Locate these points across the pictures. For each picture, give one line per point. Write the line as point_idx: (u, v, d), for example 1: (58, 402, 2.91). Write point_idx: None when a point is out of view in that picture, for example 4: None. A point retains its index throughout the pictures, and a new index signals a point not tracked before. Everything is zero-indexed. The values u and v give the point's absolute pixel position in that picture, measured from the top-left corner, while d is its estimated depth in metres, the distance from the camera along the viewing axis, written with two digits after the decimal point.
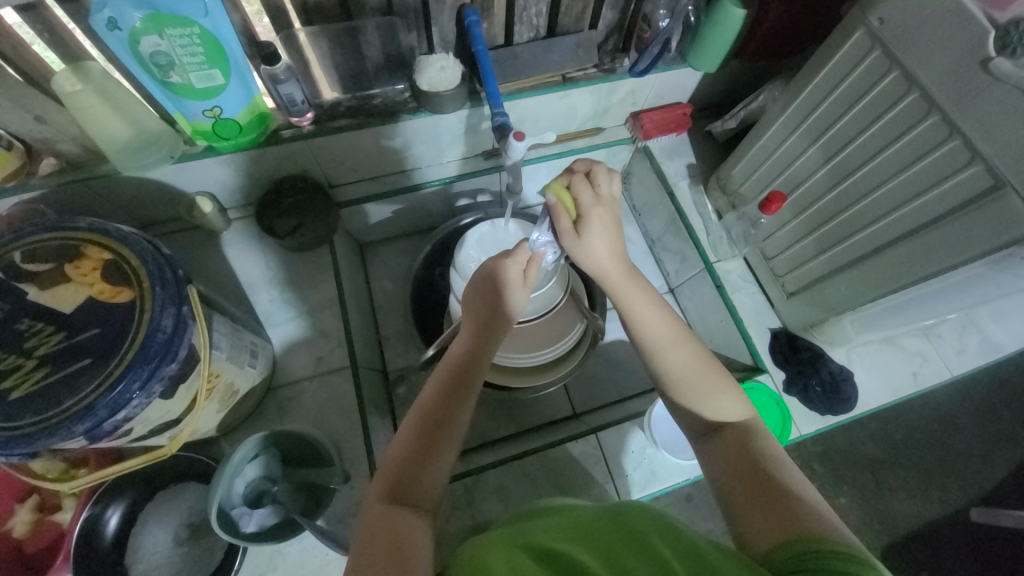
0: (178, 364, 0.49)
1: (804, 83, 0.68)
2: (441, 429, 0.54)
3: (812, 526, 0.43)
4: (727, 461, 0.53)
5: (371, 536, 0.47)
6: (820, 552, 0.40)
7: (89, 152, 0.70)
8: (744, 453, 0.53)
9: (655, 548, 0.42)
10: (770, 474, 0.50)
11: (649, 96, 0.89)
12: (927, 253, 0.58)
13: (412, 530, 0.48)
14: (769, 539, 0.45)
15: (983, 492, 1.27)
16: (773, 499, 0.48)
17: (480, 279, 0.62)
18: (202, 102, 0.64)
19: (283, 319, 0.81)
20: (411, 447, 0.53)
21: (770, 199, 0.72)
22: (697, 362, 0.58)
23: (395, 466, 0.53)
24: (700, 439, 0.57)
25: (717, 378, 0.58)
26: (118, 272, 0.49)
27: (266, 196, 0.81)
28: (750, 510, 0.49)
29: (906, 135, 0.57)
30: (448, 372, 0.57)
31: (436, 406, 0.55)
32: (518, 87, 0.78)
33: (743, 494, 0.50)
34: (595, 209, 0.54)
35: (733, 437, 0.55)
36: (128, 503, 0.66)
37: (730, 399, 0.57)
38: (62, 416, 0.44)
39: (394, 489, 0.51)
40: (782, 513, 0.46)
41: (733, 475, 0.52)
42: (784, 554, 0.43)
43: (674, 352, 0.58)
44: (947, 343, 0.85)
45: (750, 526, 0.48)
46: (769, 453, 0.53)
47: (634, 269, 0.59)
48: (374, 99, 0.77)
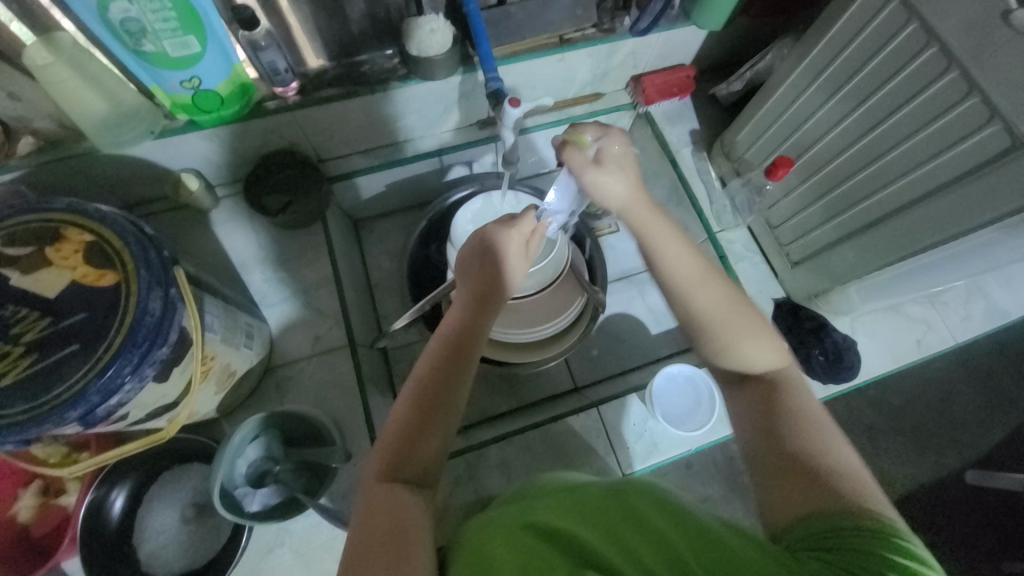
0: (169, 348, 0.48)
1: (815, 39, 0.64)
2: (441, 405, 0.53)
3: (849, 500, 0.43)
4: (753, 416, 0.54)
5: (373, 511, 0.47)
6: (850, 533, 0.41)
7: (66, 130, 0.67)
8: (774, 417, 0.52)
9: (660, 530, 0.42)
10: (793, 440, 0.50)
11: (650, 58, 0.85)
12: (938, 218, 0.56)
13: (411, 509, 0.48)
14: (794, 512, 0.45)
15: (977, 455, 1.29)
16: (804, 466, 0.47)
17: (477, 248, 0.60)
18: (179, 72, 0.61)
19: (278, 299, 0.80)
20: (408, 422, 0.53)
21: (776, 164, 0.70)
22: (728, 300, 0.57)
23: (393, 443, 0.52)
24: (731, 386, 0.58)
25: (752, 322, 0.57)
26: (101, 255, 0.47)
27: (252, 172, 0.79)
28: (772, 481, 0.48)
29: (922, 94, 0.55)
30: (446, 345, 0.56)
31: (434, 380, 0.54)
32: (512, 50, 0.75)
33: (766, 460, 0.50)
34: (604, 139, 0.57)
35: (763, 388, 0.55)
36: (132, 485, 0.66)
37: (764, 346, 0.57)
38: (54, 402, 0.43)
39: (394, 466, 0.51)
40: (803, 488, 0.46)
41: (757, 441, 0.52)
42: (810, 532, 0.43)
43: (703, 289, 0.57)
44: (952, 309, 0.84)
45: (772, 498, 0.48)
46: (796, 408, 0.53)
47: (658, 210, 0.59)
48: (363, 66, 0.73)
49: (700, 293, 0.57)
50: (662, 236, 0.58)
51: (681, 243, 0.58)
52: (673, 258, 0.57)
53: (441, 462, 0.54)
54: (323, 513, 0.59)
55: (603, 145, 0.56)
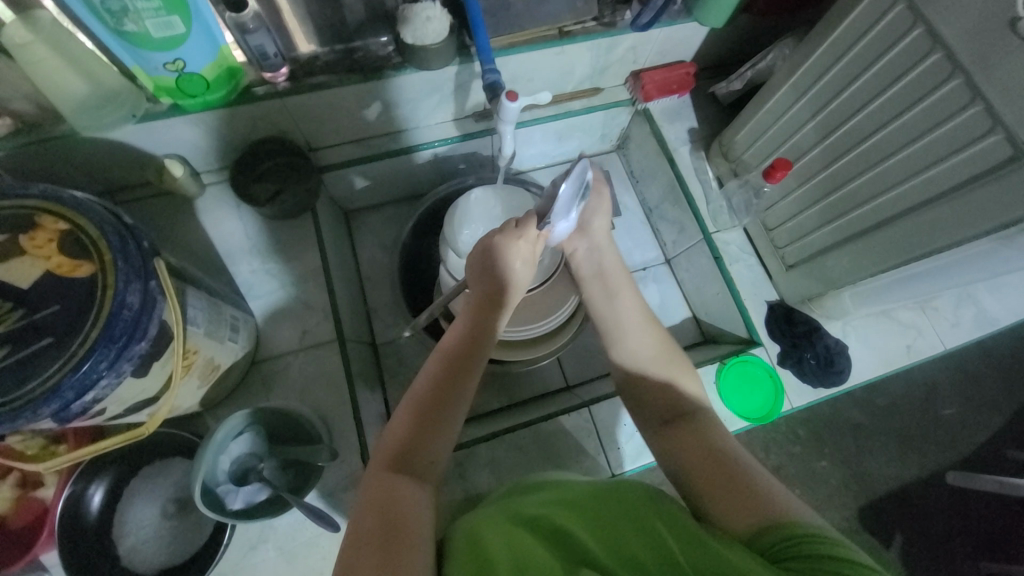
0: (148, 342, 0.46)
1: (819, 40, 0.63)
2: (444, 406, 0.53)
3: (774, 508, 0.44)
4: (687, 450, 0.53)
5: (372, 506, 0.46)
6: (810, 539, 0.40)
7: (44, 111, 0.64)
8: (706, 449, 0.52)
9: (655, 531, 0.42)
10: (732, 463, 0.50)
11: (650, 54, 0.83)
12: (935, 226, 0.56)
13: (412, 500, 0.47)
14: (748, 524, 0.44)
15: (957, 456, 1.31)
16: (732, 477, 0.48)
17: (480, 255, 0.58)
18: (163, 54, 0.58)
19: (265, 290, 0.78)
20: (411, 423, 0.52)
21: (774, 166, 0.69)
22: (660, 343, 0.61)
23: (396, 442, 0.51)
24: (661, 428, 0.57)
25: (677, 363, 0.61)
26: (76, 244, 0.46)
27: (241, 159, 0.77)
28: (723, 499, 0.47)
29: (925, 101, 0.54)
30: (450, 354, 0.55)
31: (438, 382, 0.54)
32: (511, 41, 0.73)
33: (699, 483, 0.50)
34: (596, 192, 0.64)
35: (693, 424, 0.55)
36: (111, 480, 0.64)
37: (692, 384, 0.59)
38: (26, 397, 0.41)
39: (397, 464, 0.50)
40: (729, 496, 0.47)
41: (699, 465, 0.51)
42: (770, 540, 0.41)
43: (640, 335, 0.61)
44: (943, 315, 0.85)
45: (724, 513, 0.46)
46: (724, 440, 0.53)
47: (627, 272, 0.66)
48: (356, 52, 0.70)
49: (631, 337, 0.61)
50: (623, 294, 0.64)
51: (634, 297, 0.64)
52: (625, 306, 0.63)
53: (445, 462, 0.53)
54: (307, 511, 0.57)
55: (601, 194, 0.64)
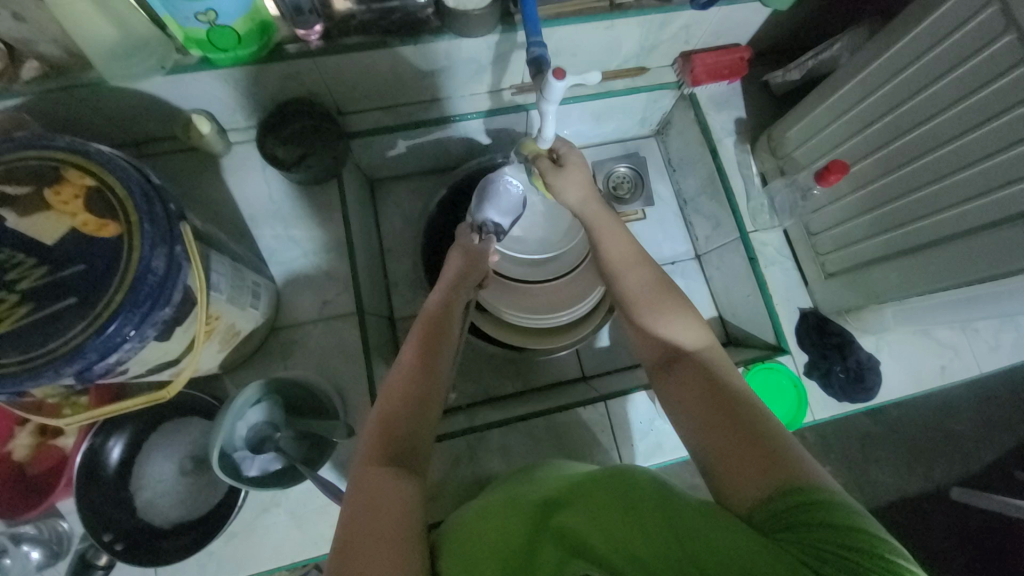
0: (172, 308, 0.45)
1: (898, 34, 0.57)
2: (423, 373, 0.52)
3: (790, 474, 0.40)
4: (686, 390, 0.49)
5: (359, 494, 0.43)
6: (818, 509, 0.37)
7: (72, 56, 0.62)
8: (710, 388, 0.48)
9: (654, 522, 0.39)
10: (737, 403, 0.46)
11: (705, 34, 0.78)
12: (998, 250, 0.52)
13: (401, 491, 0.43)
14: (754, 494, 0.41)
15: (967, 473, 1.29)
16: (744, 435, 0.43)
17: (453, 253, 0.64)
18: (195, 4, 0.55)
19: (287, 256, 0.77)
20: (394, 402, 0.50)
21: (829, 168, 0.65)
22: (656, 282, 0.56)
23: (380, 425, 0.49)
24: (658, 373, 0.52)
25: (673, 301, 0.55)
26: (103, 202, 0.44)
27: (267, 119, 0.74)
28: (727, 462, 0.43)
29: (1007, 114, 0.49)
30: (423, 327, 0.56)
31: (419, 361, 0.53)
32: (558, 11, 0.68)
33: (711, 438, 0.45)
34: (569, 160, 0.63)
35: (695, 364, 0.50)
36: (130, 434, 0.65)
37: (681, 318, 0.54)
38: (49, 357, 0.41)
39: (385, 450, 0.47)
40: (743, 462, 0.42)
41: (699, 415, 0.47)
42: (775, 511, 0.39)
43: (630, 273, 0.57)
44: (983, 337, 0.81)
45: (729, 481, 0.43)
46: (726, 377, 0.49)
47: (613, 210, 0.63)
48: (393, 13, 0.66)
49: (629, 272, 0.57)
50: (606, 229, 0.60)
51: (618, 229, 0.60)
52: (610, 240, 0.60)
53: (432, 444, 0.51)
54: (321, 487, 0.58)
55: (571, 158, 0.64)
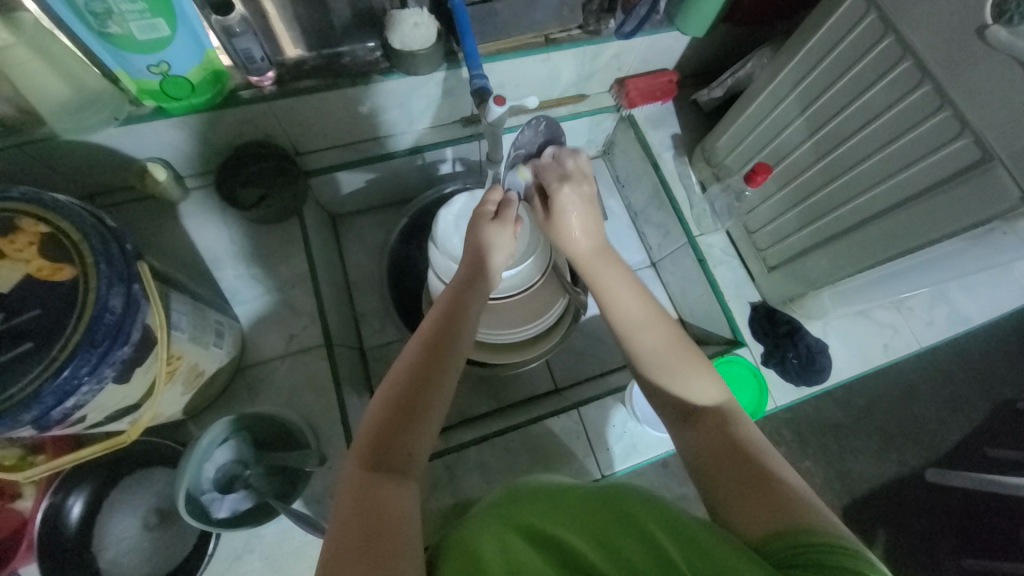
0: (131, 347, 0.45)
1: (795, 49, 0.65)
2: (425, 391, 0.52)
3: (806, 516, 0.42)
4: (702, 441, 0.52)
5: (358, 503, 0.45)
6: (819, 548, 0.38)
7: (24, 114, 0.63)
8: (725, 442, 0.51)
9: (650, 533, 0.41)
10: (758, 462, 0.48)
11: (634, 61, 0.85)
12: (910, 226, 0.58)
13: (399, 498, 0.46)
14: (761, 530, 0.43)
15: (933, 453, 1.35)
16: (761, 486, 0.46)
17: (472, 242, 0.61)
18: (147, 56, 0.58)
19: (250, 296, 0.77)
20: (390, 411, 0.51)
21: (756, 169, 0.71)
22: (673, 340, 0.58)
23: (374, 434, 0.50)
24: (675, 422, 0.55)
25: (690, 357, 0.57)
26: (57, 247, 0.45)
27: (225, 163, 0.76)
28: (738, 501, 0.46)
29: (896, 107, 0.56)
30: (430, 336, 0.55)
31: (419, 369, 0.53)
32: (497, 48, 0.75)
33: (730, 483, 0.48)
34: (562, 189, 0.60)
35: (714, 421, 0.53)
36: (90, 491, 0.62)
37: (700, 379, 0.56)
38: (2, 406, 0.40)
39: (378, 456, 0.49)
40: (757, 506, 0.45)
41: (720, 462, 0.50)
42: (783, 544, 0.40)
43: (649, 330, 0.59)
44: (917, 315, 0.87)
45: (739, 518, 0.45)
46: (743, 437, 0.51)
47: (608, 253, 0.62)
48: (343, 57, 0.71)
49: (646, 331, 0.58)
50: (612, 280, 0.60)
51: (627, 284, 0.60)
52: (621, 301, 0.60)
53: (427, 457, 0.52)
54: (295, 519, 0.56)
55: (561, 191, 0.60)
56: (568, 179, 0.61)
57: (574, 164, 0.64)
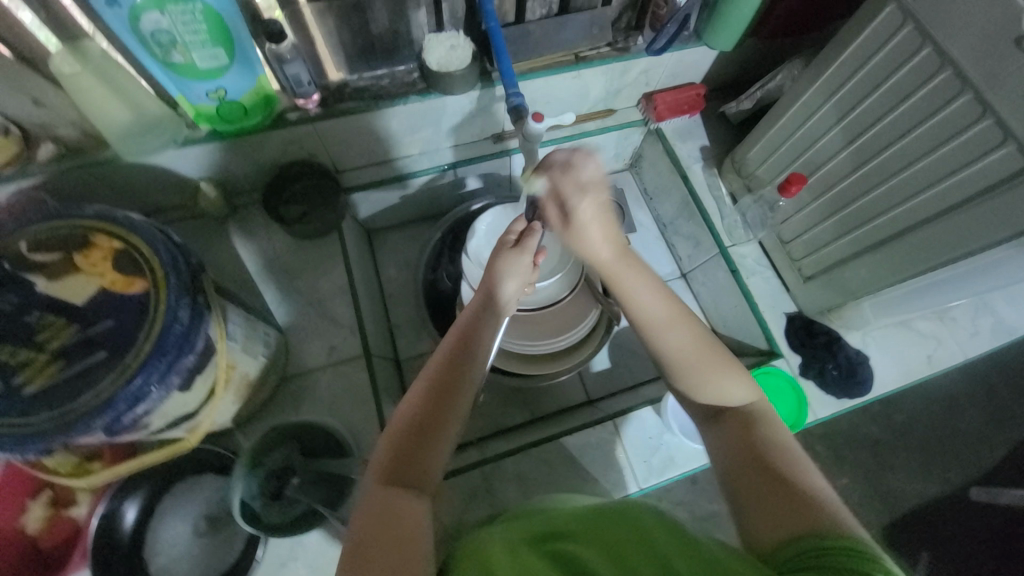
0: (195, 355, 0.48)
1: (829, 60, 0.66)
2: (438, 412, 0.53)
3: (820, 520, 0.42)
4: (730, 445, 0.52)
5: (374, 514, 0.47)
6: (832, 552, 0.39)
7: (89, 137, 0.68)
8: (749, 448, 0.51)
9: (658, 544, 0.41)
10: (775, 466, 0.48)
11: (662, 76, 0.87)
12: (954, 234, 0.57)
13: (414, 512, 0.48)
14: (775, 537, 0.44)
15: (979, 472, 1.29)
16: (776, 489, 0.46)
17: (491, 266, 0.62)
18: (206, 83, 0.63)
19: (292, 309, 0.79)
20: (408, 426, 0.52)
21: (790, 180, 0.71)
22: (699, 342, 0.58)
23: (392, 448, 0.52)
24: (707, 423, 0.56)
25: (717, 358, 0.57)
26: (129, 262, 0.47)
27: (272, 181, 0.80)
28: (755, 508, 0.47)
29: (936, 115, 0.56)
30: (445, 358, 0.57)
31: (435, 387, 0.54)
32: (529, 66, 0.77)
33: (745, 488, 0.48)
34: (579, 201, 0.57)
35: (739, 421, 0.54)
36: (143, 498, 0.65)
37: (735, 380, 0.56)
38: (79, 411, 0.43)
39: (394, 471, 0.50)
40: (772, 509, 0.45)
41: (735, 464, 0.51)
42: (794, 551, 0.41)
43: (673, 333, 0.58)
44: (961, 325, 0.85)
45: (756, 527, 0.46)
46: (771, 440, 0.51)
47: (629, 251, 0.61)
48: (382, 80, 0.75)
49: (675, 330, 0.58)
50: (635, 282, 0.60)
51: (649, 285, 0.60)
52: (645, 300, 0.60)
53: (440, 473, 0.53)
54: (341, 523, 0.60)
55: (577, 209, 0.57)
56: (589, 190, 0.56)
57: (589, 172, 0.57)
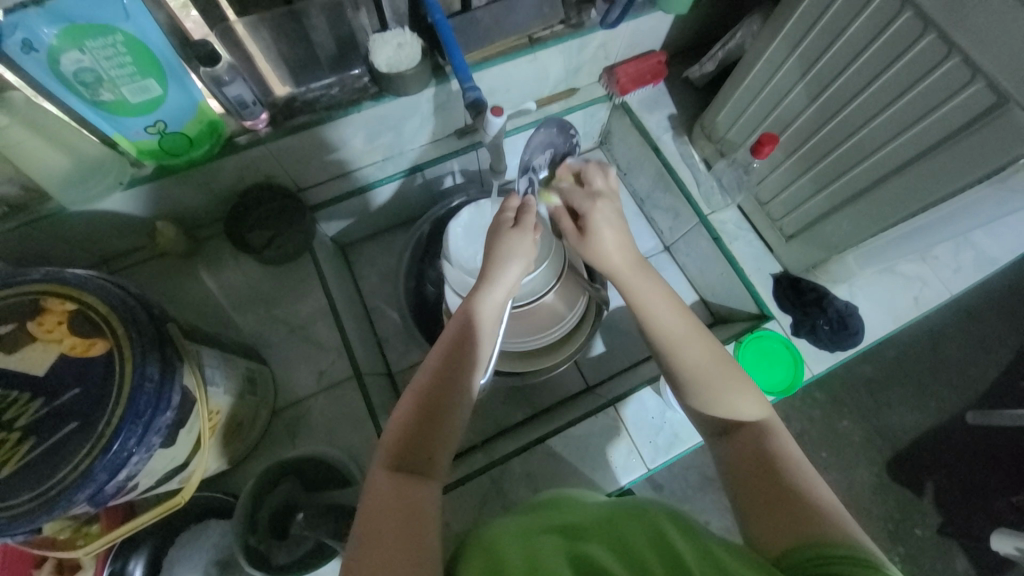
0: (172, 412, 0.46)
1: (786, 14, 0.64)
2: (442, 402, 0.52)
3: (825, 526, 0.43)
4: (739, 457, 0.52)
5: (382, 504, 0.47)
6: (839, 561, 0.40)
7: (29, 191, 0.63)
8: (758, 458, 0.51)
9: (673, 543, 0.41)
10: (778, 473, 0.49)
11: (620, 49, 0.84)
12: (931, 178, 0.57)
13: (424, 501, 0.48)
14: (780, 542, 0.44)
15: (974, 396, 1.32)
16: (780, 494, 0.47)
17: (492, 238, 0.60)
18: (143, 118, 0.59)
19: (276, 337, 0.77)
20: (413, 417, 0.51)
21: (762, 141, 0.69)
22: (713, 355, 0.57)
23: (397, 437, 0.51)
24: (717, 437, 0.56)
25: (733, 373, 0.56)
26: (87, 323, 0.45)
27: (233, 210, 0.76)
28: (756, 511, 0.48)
29: (901, 60, 0.55)
30: (446, 344, 0.54)
31: (439, 374, 0.53)
32: (483, 56, 0.74)
33: (754, 488, 0.49)
34: (592, 207, 0.63)
35: (751, 434, 0.53)
36: (149, 552, 0.63)
37: (746, 394, 0.55)
38: (60, 485, 0.41)
39: (401, 457, 0.50)
40: (777, 513, 0.46)
41: (742, 464, 0.51)
42: (803, 557, 0.42)
43: (687, 346, 0.57)
44: (944, 264, 0.85)
45: (758, 529, 0.47)
46: (781, 453, 0.51)
47: (644, 261, 0.62)
48: (331, 89, 0.71)
49: (686, 347, 0.57)
50: (648, 291, 0.59)
51: (664, 295, 0.59)
52: (659, 314, 0.58)
53: (450, 457, 0.53)
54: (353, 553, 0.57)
55: (591, 212, 0.62)
56: (598, 197, 0.64)
57: (602, 182, 0.67)
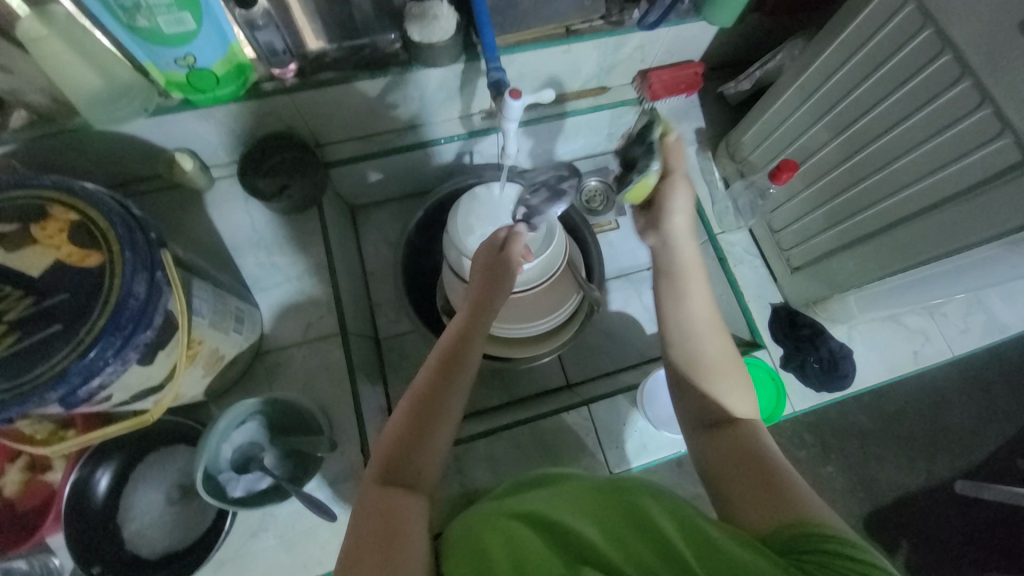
0: (153, 331, 0.47)
1: (828, 40, 0.62)
2: (434, 409, 0.53)
3: (807, 509, 0.44)
4: (722, 454, 0.53)
5: (369, 512, 0.46)
6: (823, 537, 0.41)
7: (58, 103, 0.65)
8: (743, 451, 0.52)
9: (655, 520, 0.41)
10: (763, 464, 0.50)
11: (660, 52, 0.82)
12: (940, 231, 0.55)
13: (410, 510, 0.47)
14: (764, 524, 0.45)
15: (965, 466, 1.29)
16: (766, 481, 0.48)
17: (486, 259, 0.63)
18: (175, 50, 0.60)
19: (271, 283, 0.79)
20: (403, 430, 0.52)
21: (780, 167, 0.68)
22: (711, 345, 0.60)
23: (387, 451, 0.51)
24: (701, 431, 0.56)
25: (726, 371, 0.58)
26: (85, 234, 0.47)
27: (250, 153, 0.77)
28: (747, 498, 0.48)
29: (931, 104, 0.53)
30: (439, 357, 0.57)
31: (429, 389, 0.54)
32: (518, 39, 0.74)
33: (740, 478, 0.50)
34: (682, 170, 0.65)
35: (733, 436, 0.54)
36: (117, 466, 0.66)
37: (736, 393, 0.58)
38: (36, 382, 0.43)
39: (391, 470, 0.50)
40: (761, 497, 0.47)
41: (725, 461, 0.52)
42: (789, 535, 0.42)
43: (689, 333, 0.59)
44: (951, 322, 0.83)
45: (741, 512, 0.47)
46: (759, 447, 0.52)
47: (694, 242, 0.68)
48: (364, 49, 0.71)
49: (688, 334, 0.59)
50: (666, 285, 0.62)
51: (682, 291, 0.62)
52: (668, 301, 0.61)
53: (437, 470, 0.53)
54: (306, 501, 0.60)
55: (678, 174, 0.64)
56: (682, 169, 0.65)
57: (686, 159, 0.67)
